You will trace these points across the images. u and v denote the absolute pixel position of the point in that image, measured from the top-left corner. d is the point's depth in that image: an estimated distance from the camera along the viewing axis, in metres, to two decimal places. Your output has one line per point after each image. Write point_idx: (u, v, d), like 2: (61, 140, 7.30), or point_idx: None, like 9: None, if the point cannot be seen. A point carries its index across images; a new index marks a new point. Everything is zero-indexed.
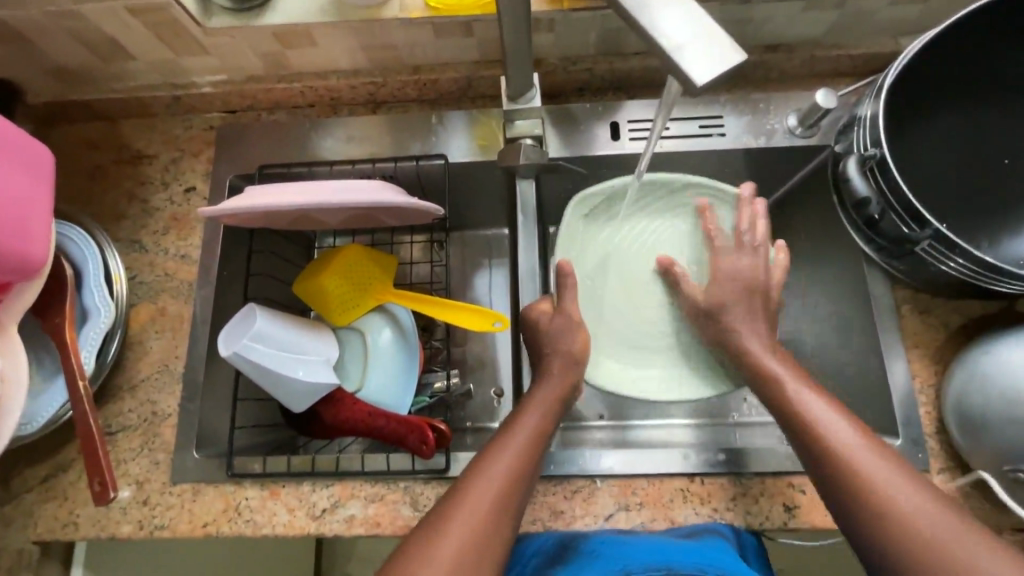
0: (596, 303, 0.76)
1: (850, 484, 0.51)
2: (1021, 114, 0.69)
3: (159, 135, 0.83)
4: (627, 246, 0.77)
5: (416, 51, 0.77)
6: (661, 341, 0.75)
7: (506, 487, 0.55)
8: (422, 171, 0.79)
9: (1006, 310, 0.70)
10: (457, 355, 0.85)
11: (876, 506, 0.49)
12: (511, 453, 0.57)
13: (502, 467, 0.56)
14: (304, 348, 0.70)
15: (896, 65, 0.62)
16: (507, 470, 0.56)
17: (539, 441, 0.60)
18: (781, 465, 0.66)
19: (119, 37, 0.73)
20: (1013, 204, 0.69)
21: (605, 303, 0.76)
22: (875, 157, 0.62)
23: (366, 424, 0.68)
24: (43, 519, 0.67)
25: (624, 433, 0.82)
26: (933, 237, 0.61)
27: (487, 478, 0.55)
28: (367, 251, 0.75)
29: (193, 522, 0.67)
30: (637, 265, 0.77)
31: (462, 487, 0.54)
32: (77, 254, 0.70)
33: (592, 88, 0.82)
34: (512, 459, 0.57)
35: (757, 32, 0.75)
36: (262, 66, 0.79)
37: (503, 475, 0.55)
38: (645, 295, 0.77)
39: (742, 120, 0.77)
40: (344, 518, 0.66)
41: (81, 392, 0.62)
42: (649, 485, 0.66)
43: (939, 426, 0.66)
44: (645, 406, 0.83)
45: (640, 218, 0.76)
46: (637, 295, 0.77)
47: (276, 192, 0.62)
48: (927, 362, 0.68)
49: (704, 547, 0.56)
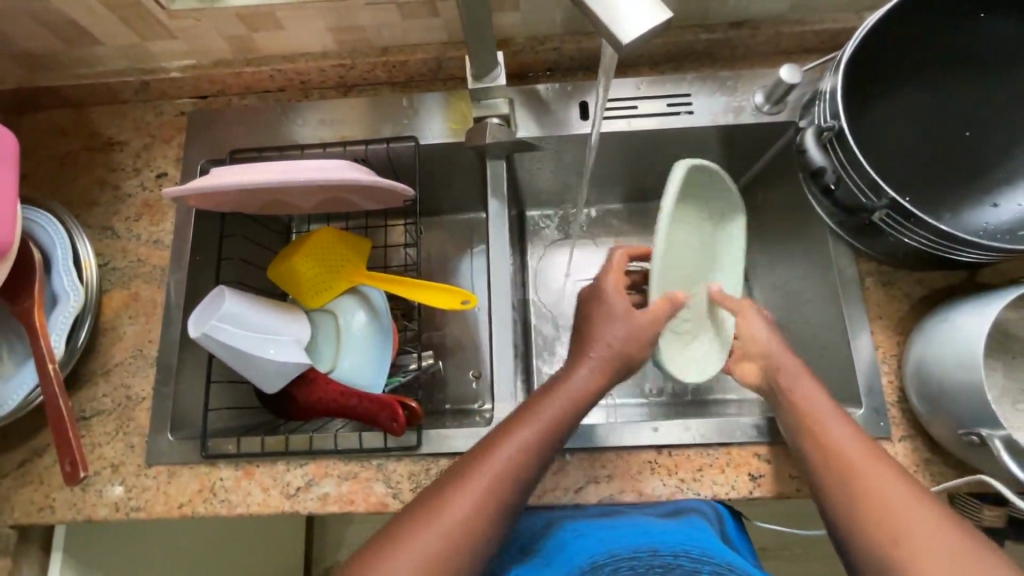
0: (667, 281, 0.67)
1: (843, 475, 0.52)
2: (980, 86, 0.70)
3: (129, 122, 0.83)
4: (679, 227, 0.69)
5: (384, 32, 0.77)
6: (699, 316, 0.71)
7: (499, 499, 0.52)
8: (393, 153, 0.80)
9: (969, 281, 0.71)
10: (436, 338, 0.86)
11: (863, 499, 0.51)
12: (510, 461, 0.54)
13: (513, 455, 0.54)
14: (275, 328, 0.70)
15: (854, 39, 0.63)
16: (510, 470, 0.53)
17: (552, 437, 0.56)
18: (745, 436, 0.67)
19: (83, 20, 0.73)
20: (973, 178, 0.70)
21: (669, 287, 0.68)
22: (834, 129, 0.63)
23: (339, 403, 0.69)
24: (20, 503, 0.68)
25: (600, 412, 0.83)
26: (889, 207, 0.62)
27: (481, 488, 0.52)
28: (339, 234, 0.76)
29: (169, 503, 0.67)
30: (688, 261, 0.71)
31: (470, 459, 0.54)
32: (47, 241, 0.70)
33: (561, 69, 0.82)
34: (510, 466, 0.53)
35: (721, 7, 0.76)
36: (229, 49, 0.79)
37: (498, 484, 0.52)
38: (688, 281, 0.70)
39: (709, 97, 0.78)
40: (317, 497, 0.67)
41: (51, 375, 0.62)
42: (618, 458, 0.67)
43: (900, 395, 0.67)
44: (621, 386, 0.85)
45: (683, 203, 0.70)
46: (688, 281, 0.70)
47: (241, 172, 0.62)
48: (890, 333, 0.70)
49: (683, 525, 0.58)
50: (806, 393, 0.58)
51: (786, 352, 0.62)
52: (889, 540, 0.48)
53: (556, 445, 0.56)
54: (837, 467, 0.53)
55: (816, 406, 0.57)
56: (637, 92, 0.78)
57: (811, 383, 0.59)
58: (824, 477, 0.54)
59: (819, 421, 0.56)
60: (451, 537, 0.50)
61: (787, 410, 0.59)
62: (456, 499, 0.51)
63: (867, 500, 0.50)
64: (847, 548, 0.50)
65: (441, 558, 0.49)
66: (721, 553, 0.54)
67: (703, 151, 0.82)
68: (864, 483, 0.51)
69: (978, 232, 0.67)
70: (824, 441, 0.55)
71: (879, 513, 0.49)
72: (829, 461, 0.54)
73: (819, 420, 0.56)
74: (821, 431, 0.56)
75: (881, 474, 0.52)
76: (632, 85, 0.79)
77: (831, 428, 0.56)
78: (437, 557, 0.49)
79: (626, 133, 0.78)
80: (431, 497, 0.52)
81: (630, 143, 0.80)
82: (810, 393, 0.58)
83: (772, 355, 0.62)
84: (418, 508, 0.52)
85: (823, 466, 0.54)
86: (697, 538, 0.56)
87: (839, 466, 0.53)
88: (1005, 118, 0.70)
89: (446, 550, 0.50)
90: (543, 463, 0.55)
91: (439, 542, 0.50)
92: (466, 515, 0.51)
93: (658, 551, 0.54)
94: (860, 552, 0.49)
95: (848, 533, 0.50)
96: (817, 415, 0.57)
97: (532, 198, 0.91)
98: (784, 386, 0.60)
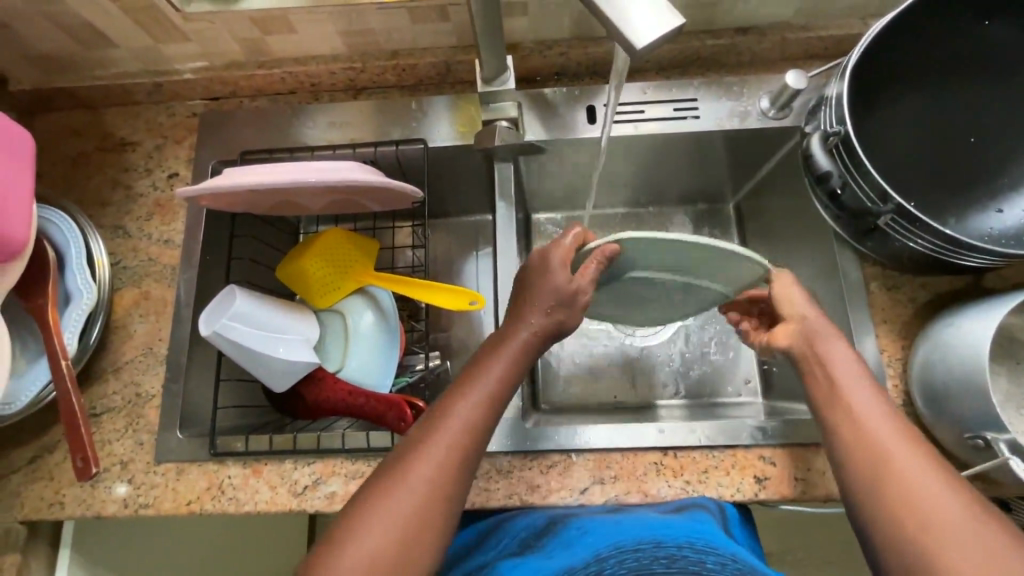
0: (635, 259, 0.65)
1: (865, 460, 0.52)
2: (985, 94, 0.71)
3: (142, 123, 0.84)
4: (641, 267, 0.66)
5: (394, 36, 0.78)
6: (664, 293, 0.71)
7: (461, 457, 0.53)
8: (402, 156, 0.80)
9: (973, 286, 0.71)
10: (442, 339, 0.87)
11: (881, 473, 0.50)
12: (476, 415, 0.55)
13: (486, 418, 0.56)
14: (284, 328, 0.71)
15: (859, 46, 0.64)
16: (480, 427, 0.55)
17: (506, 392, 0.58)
18: (752, 437, 0.67)
19: (99, 23, 0.74)
20: (976, 184, 0.71)
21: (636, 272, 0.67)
22: (839, 134, 0.63)
23: (347, 403, 0.70)
24: (30, 499, 0.68)
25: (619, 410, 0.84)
26: (894, 212, 0.62)
27: (440, 467, 0.52)
28: (348, 235, 0.76)
29: (177, 500, 0.68)
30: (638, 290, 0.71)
31: (443, 413, 0.55)
32: (60, 239, 0.71)
33: (569, 74, 0.83)
34: (469, 433, 0.54)
35: (727, 14, 0.77)
36: (241, 52, 0.80)
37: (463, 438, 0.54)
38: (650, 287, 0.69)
39: (716, 102, 0.78)
40: (325, 495, 0.67)
41: (63, 372, 0.63)
42: (623, 460, 0.68)
43: (905, 399, 0.68)
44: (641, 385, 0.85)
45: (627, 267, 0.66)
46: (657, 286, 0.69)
47: (253, 172, 0.63)
48: (895, 338, 0.70)
49: (688, 520, 0.58)
50: (839, 375, 0.57)
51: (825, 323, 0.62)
52: (903, 510, 0.48)
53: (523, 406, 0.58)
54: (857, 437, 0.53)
55: (841, 376, 0.57)
56: (644, 96, 0.79)
57: (851, 364, 0.58)
58: (843, 447, 0.54)
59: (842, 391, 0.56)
60: (434, 493, 0.50)
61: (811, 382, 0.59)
62: (417, 465, 0.51)
63: (885, 470, 0.51)
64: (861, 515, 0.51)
65: (415, 537, 0.49)
66: (725, 546, 0.54)
67: (710, 154, 0.83)
68: (885, 454, 0.51)
69: (982, 238, 0.68)
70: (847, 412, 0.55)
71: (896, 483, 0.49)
72: (849, 431, 0.54)
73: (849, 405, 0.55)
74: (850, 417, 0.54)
75: (906, 459, 0.51)
76: (638, 90, 0.79)
77: (856, 398, 0.56)
78: (409, 536, 0.48)
79: (632, 137, 0.79)
80: (386, 473, 0.52)
81: (637, 147, 0.81)
82: (838, 372, 0.57)
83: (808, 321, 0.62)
84: (396, 460, 0.52)
85: (846, 451, 0.53)
86: (701, 533, 0.55)
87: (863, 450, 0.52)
88: (1009, 125, 0.70)
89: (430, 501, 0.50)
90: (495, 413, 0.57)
91: (410, 521, 0.49)
92: (433, 473, 0.51)
93: (662, 543, 0.53)
94: (873, 519, 0.50)
95: (861, 501, 0.51)
96: (841, 384, 0.57)
97: (538, 201, 0.91)
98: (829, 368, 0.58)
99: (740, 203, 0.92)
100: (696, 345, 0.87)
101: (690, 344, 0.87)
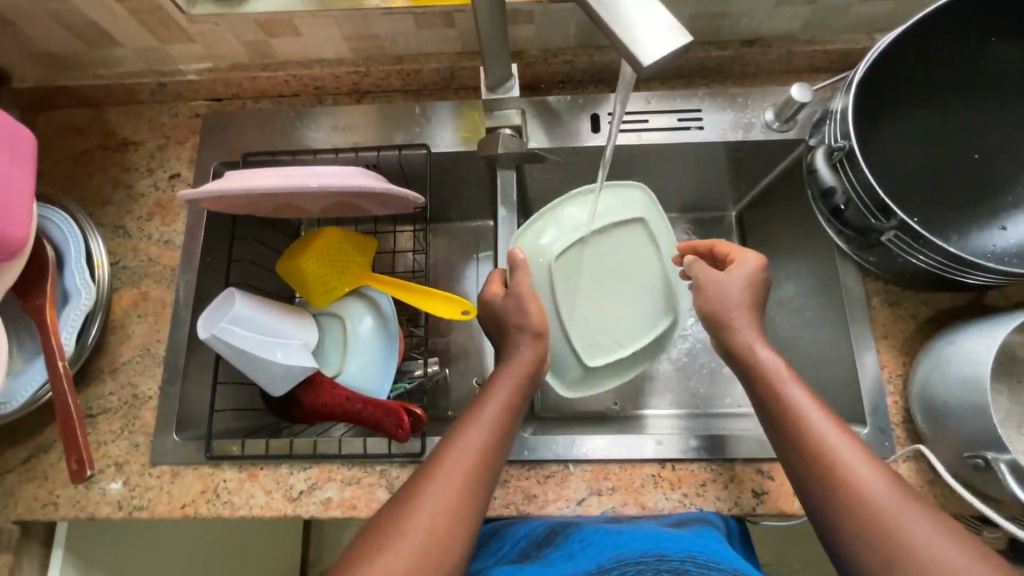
0: (578, 249, 0.75)
1: (830, 478, 0.51)
2: (988, 111, 0.71)
3: (146, 123, 0.84)
4: (586, 255, 0.75)
5: (399, 41, 0.78)
6: (631, 307, 0.76)
7: (450, 489, 0.52)
8: (404, 160, 0.80)
9: (975, 303, 0.71)
10: (441, 344, 0.87)
11: (866, 516, 0.48)
12: (458, 451, 0.55)
13: (465, 447, 0.55)
14: (281, 333, 0.71)
15: (867, 58, 0.63)
16: (458, 461, 0.54)
17: (508, 424, 0.59)
18: (752, 451, 0.67)
19: (104, 23, 0.74)
20: (979, 201, 0.71)
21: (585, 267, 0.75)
22: (844, 149, 0.63)
23: (343, 409, 0.69)
24: (24, 500, 0.68)
25: (616, 421, 0.83)
26: (897, 228, 0.61)
27: (427, 505, 0.51)
28: (345, 235, 0.76)
29: (172, 503, 0.67)
30: (586, 310, 0.75)
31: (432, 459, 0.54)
32: (61, 239, 0.71)
33: (572, 82, 0.83)
34: (451, 468, 0.53)
35: (734, 25, 0.77)
36: (246, 54, 0.80)
37: (450, 475, 0.53)
38: (611, 298, 0.76)
39: (720, 113, 0.78)
40: (320, 501, 0.67)
41: (61, 372, 0.63)
42: (620, 471, 0.67)
43: (905, 416, 0.68)
44: (639, 397, 0.85)
45: (575, 252, 0.75)
46: (614, 293, 0.76)
47: (253, 176, 0.62)
48: (895, 354, 0.70)
49: (690, 535, 0.56)
50: (796, 410, 0.55)
51: (747, 326, 0.62)
52: (896, 553, 0.46)
53: (503, 434, 0.58)
54: (829, 478, 0.51)
55: (803, 411, 0.55)
56: (647, 106, 0.79)
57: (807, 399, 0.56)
58: (820, 488, 0.51)
59: (810, 426, 0.54)
60: (434, 528, 0.50)
61: (777, 419, 0.56)
62: (413, 503, 0.51)
63: (865, 510, 0.48)
64: (849, 563, 0.48)
65: (399, 558, 0.47)
66: (726, 561, 0.52)
67: (713, 165, 0.83)
68: (865, 495, 0.49)
69: (985, 255, 0.68)
70: (819, 450, 0.52)
71: (881, 524, 0.47)
72: (826, 472, 0.51)
73: (800, 416, 0.54)
74: (804, 428, 0.54)
75: (865, 467, 0.51)
76: (643, 100, 0.79)
77: (828, 437, 0.53)
78: (398, 555, 0.48)
79: (636, 147, 0.79)
80: (388, 514, 0.51)
81: (641, 158, 0.81)
82: (782, 385, 0.57)
83: (744, 330, 0.61)
84: (392, 507, 0.51)
85: (807, 470, 0.52)
86: (701, 547, 0.53)
87: (822, 462, 0.52)
88: (1013, 142, 0.70)
89: (426, 541, 0.49)
90: (486, 445, 0.56)
91: (395, 548, 0.48)
92: (430, 508, 0.50)
93: (664, 556, 0.50)
94: (864, 564, 0.47)
95: (847, 547, 0.48)
96: (803, 421, 0.54)
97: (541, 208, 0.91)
98: (772, 381, 0.58)
99: (742, 213, 0.91)
100: (697, 358, 0.86)
101: (689, 356, 0.87)
